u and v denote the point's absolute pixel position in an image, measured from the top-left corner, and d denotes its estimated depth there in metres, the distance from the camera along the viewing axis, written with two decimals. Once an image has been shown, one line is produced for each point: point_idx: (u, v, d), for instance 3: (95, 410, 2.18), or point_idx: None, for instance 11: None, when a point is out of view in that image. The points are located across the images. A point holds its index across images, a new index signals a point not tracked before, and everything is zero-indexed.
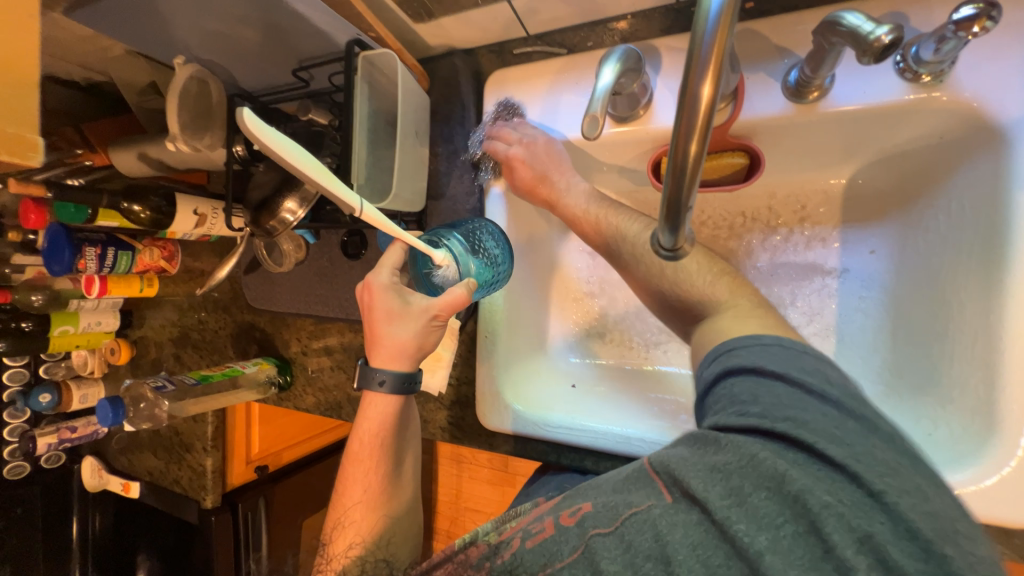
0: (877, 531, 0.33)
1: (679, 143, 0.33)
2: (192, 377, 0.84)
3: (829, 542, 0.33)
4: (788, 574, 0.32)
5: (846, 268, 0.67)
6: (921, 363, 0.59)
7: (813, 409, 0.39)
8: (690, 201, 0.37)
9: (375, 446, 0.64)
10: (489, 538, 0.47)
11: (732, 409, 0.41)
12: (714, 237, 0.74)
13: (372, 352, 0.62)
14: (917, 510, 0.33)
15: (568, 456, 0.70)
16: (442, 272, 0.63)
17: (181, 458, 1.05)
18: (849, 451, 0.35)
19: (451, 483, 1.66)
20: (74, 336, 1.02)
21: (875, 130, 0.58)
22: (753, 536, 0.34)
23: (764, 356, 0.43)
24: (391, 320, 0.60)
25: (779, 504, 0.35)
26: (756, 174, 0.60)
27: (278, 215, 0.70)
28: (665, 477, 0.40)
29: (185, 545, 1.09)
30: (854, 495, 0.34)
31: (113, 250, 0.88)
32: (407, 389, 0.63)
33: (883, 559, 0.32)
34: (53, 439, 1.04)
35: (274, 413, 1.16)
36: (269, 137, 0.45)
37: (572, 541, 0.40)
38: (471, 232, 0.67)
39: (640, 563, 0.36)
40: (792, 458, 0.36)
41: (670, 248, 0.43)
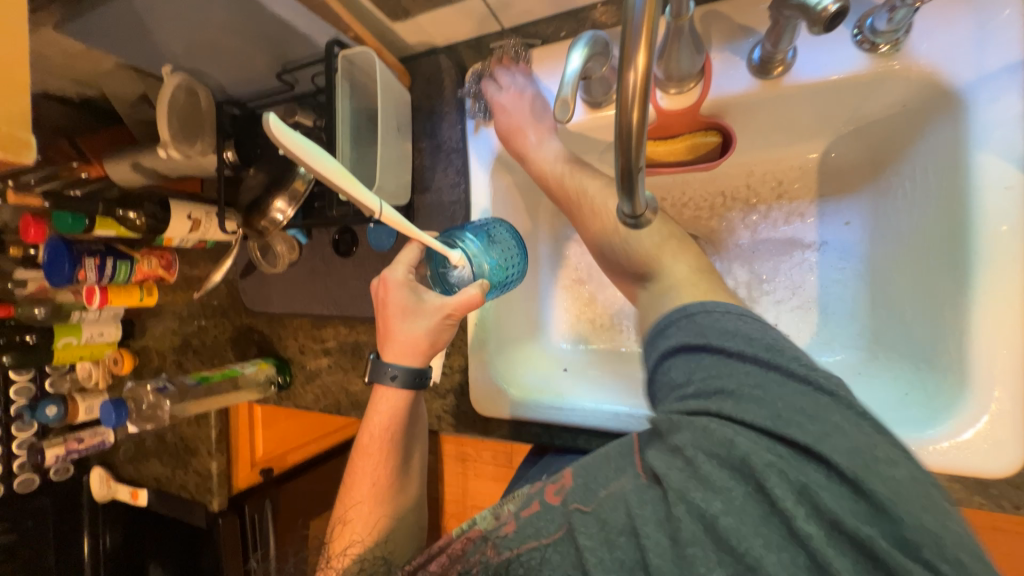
0: (813, 481, 0.33)
1: (622, 115, 0.36)
2: (192, 380, 0.87)
3: (773, 498, 0.33)
4: (741, 534, 0.33)
5: (825, 241, 0.69)
6: (897, 327, 0.61)
7: (746, 373, 0.39)
8: (642, 166, 0.39)
9: (384, 442, 0.65)
10: (485, 524, 0.43)
11: (676, 395, 0.41)
12: (697, 218, 0.76)
13: (383, 348, 0.63)
14: (854, 454, 0.33)
15: (561, 437, 0.71)
16: (458, 272, 0.64)
17: (187, 463, 1.07)
18: (776, 413, 0.36)
19: (457, 482, 1.67)
20: (78, 347, 1.04)
21: (844, 102, 0.60)
22: (708, 503, 0.34)
23: (716, 331, 0.42)
24: (405, 316, 0.61)
25: (727, 470, 0.35)
26: (731, 149, 0.62)
27: (268, 214, 0.74)
28: (642, 452, 0.41)
29: (194, 550, 1.11)
30: (791, 451, 0.35)
31: (112, 260, 0.91)
32: (418, 384, 0.64)
33: (823, 509, 0.33)
34: (62, 450, 1.07)
35: (277, 415, 1.18)
36: (297, 142, 0.45)
37: (557, 520, 0.39)
38: (485, 230, 0.68)
39: (614, 538, 0.36)
40: (733, 425, 0.36)
41: (633, 214, 0.45)
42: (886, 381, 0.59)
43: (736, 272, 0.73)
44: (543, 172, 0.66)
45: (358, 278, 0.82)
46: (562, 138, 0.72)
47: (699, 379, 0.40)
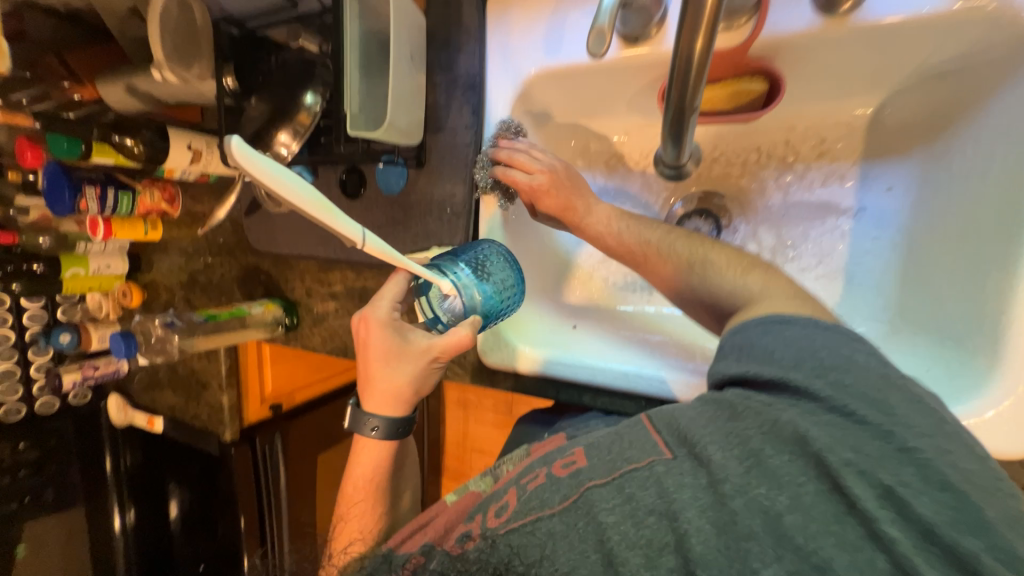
0: (899, 485, 0.33)
1: (685, 43, 0.37)
2: (199, 316, 0.86)
3: (850, 497, 0.34)
4: (808, 531, 0.34)
5: (862, 207, 0.65)
6: (929, 302, 0.58)
7: (853, 358, 0.38)
8: (695, 107, 0.43)
9: (368, 491, 0.63)
10: (482, 487, 0.51)
11: (761, 359, 0.41)
12: (726, 175, 0.73)
13: (364, 396, 0.61)
14: (961, 467, 0.33)
15: (567, 393, 0.70)
16: (448, 302, 0.59)
17: (199, 395, 1.10)
18: (886, 412, 0.35)
19: (458, 426, 1.74)
20: (86, 278, 1.04)
21: (905, 49, 0.55)
22: (773, 499, 0.35)
23: (819, 331, 0.40)
24: (388, 360, 0.58)
25: (801, 465, 0.36)
26: (778, 99, 0.58)
27: (272, 148, 0.70)
28: (669, 433, 0.41)
29: (210, 475, 1.17)
30: (883, 451, 0.34)
31: (112, 189, 0.88)
32: (400, 434, 0.62)
33: (908, 515, 0.32)
34: (79, 375, 1.09)
35: (286, 354, 1.19)
36: (266, 170, 0.41)
37: (564, 491, 0.40)
38: (479, 257, 0.63)
39: (643, 516, 0.37)
40: (821, 419, 0.36)
41: (674, 163, 0.51)
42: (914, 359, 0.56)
43: (762, 236, 0.70)
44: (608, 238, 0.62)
45: (365, 222, 0.78)
46: (591, 77, 0.67)
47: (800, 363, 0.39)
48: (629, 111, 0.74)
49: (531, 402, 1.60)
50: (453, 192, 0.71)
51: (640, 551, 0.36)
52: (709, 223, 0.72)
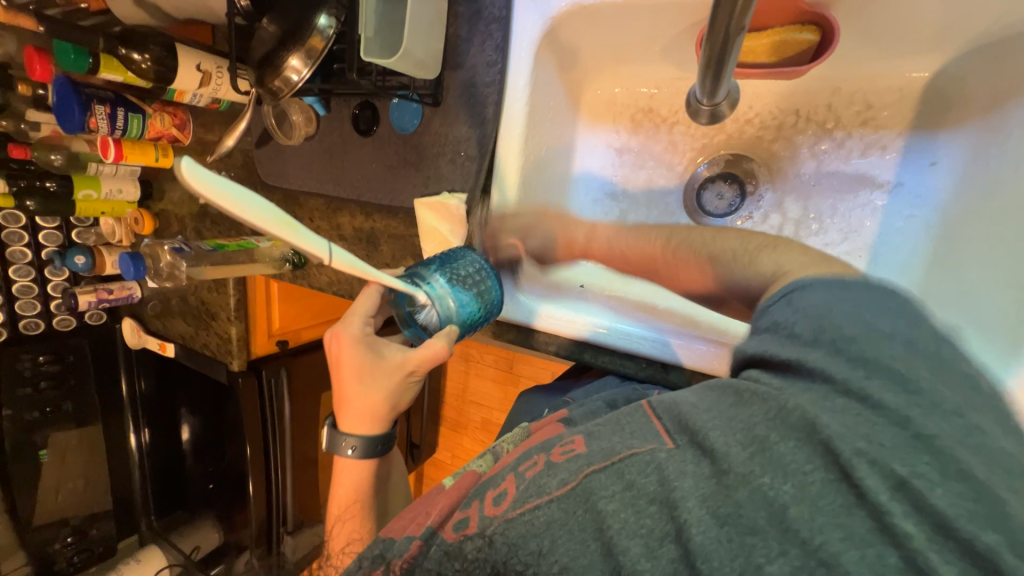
0: (916, 476, 0.30)
1: None
2: (207, 244, 0.85)
3: (861, 488, 0.31)
4: (815, 524, 0.31)
5: (900, 182, 0.62)
6: (948, 286, 0.56)
7: (873, 333, 0.35)
8: (742, 33, 0.37)
9: (355, 505, 0.62)
10: (481, 466, 0.54)
11: (782, 334, 0.38)
12: (759, 139, 0.69)
13: (339, 417, 0.59)
14: (980, 457, 0.30)
15: (568, 347, 0.68)
16: (425, 312, 0.56)
17: (209, 324, 1.13)
18: (907, 393, 0.32)
19: (459, 378, 1.78)
20: (99, 202, 1.03)
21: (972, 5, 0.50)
22: (777, 489, 0.33)
23: (835, 298, 0.38)
24: (361, 376, 0.56)
25: (811, 455, 0.33)
26: (826, 54, 0.53)
27: (282, 73, 0.66)
28: (670, 420, 0.40)
29: (220, 401, 1.22)
30: (899, 440, 0.31)
31: (123, 110, 0.87)
32: (379, 452, 0.60)
33: (926, 509, 0.30)
34: (93, 298, 1.11)
35: (294, 293, 1.21)
36: (219, 190, 0.37)
37: (563, 476, 0.38)
38: (454, 263, 0.60)
39: (642, 504, 0.35)
40: (831, 405, 0.34)
41: (709, 102, 0.48)
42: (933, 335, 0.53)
43: (788, 206, 0.68)
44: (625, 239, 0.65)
45: (377, 161, 0.76)
46: (627, 17, 0.63)
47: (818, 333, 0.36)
48: (662, 61, 0.69)
49: (532, 362, 1.62)
50: (469, 135, 0.68)
51: (639, 540, 0.34)
52: (733, 190, 0.70)
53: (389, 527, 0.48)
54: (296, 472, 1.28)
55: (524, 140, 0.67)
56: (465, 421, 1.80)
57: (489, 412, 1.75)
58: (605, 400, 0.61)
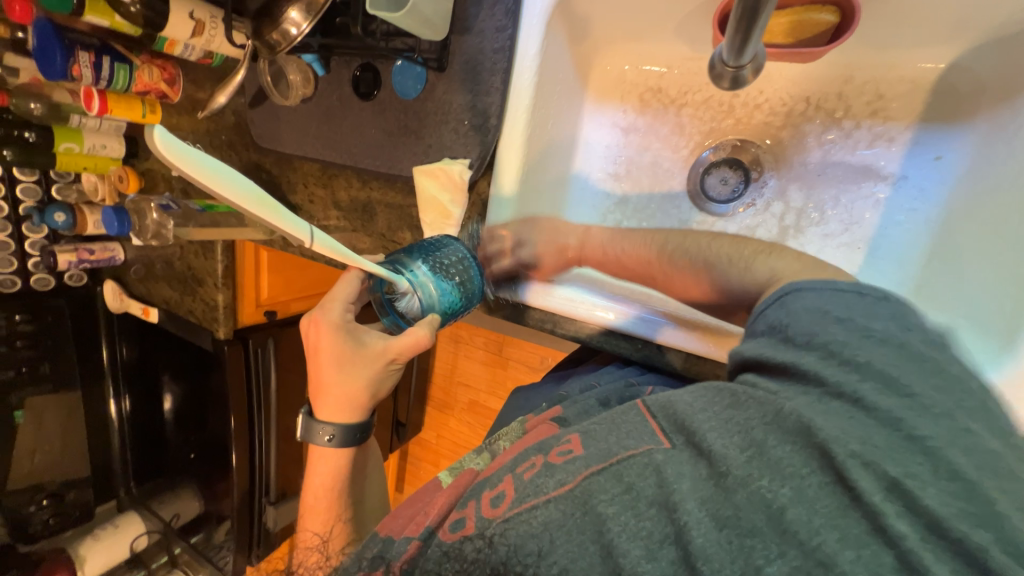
0: (909, 477, 0.30)
1: None
2: (197, 204, 0.84)
3: (857, 490, 0.30)
4: (812, 527, 0.30)
5: (904, 174, 0.62)
6: (948, 282, 0.56)
7: (863, 336, 0.35)
8: (770, 5, 0.37)
9: (331, 498, 0.60)
10: (479, 464, 0.53)
11: (778, 337, 0.38)
12: (767, 125, 0.68)
13: (318, 404, 0.58)
14: (966, 454, 0.30)
15: (564, 327, 0.66)
16: (406, 299, 0.56)
17: (194, 291, 1.10)
18: (902, 398, 0.32)
19: (448, 359, 1.78)
20: (81, 157, 0.99)
21: None
22: (775, 492, 0.32)
23: (827, 300, 0.38)
24: (341, 362, 0.55)
25: (807, 458, 0.32)
26: (846, 35, 0.52)
27: (280, 26, 0.63)
28: (666, 420, 0.38)
29: (203, 371, 1.19)
30: (889, 440, 0.31)
31: (108, 60, 0.82)
32: (357, 440, 0.60)
33: (917, 508, 0.29)
34: (74, 257, 1.09)
35: (284, 264, 1.18)
36: (201, 167, 0.37)
37: (559, 477, 0.37)
38: (436, 252, 0.60)
39: (641, 507, 0.34)
40: (825, 410, 0.33)
41: (733, 64, 0.46)
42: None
43: (792, 195, 0.67)
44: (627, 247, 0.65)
45: (376, 127, 0.74)
46: None
47: (812, 344, 0.36)
48: (676, 37, 0.68)
49: (522, 346, 1.62)
50: (474, 103, 0.66)
51: (640, 542, 0.33)
52: (737, 176, 0.70)
53: (387, 526, 0.48)
54: (280, 445, 1.27)
55: (531, 114, 0.66)
56: (452, 402, 1.80)
57: (477, 394, 1.75)
58: (598, 397, 0.59)
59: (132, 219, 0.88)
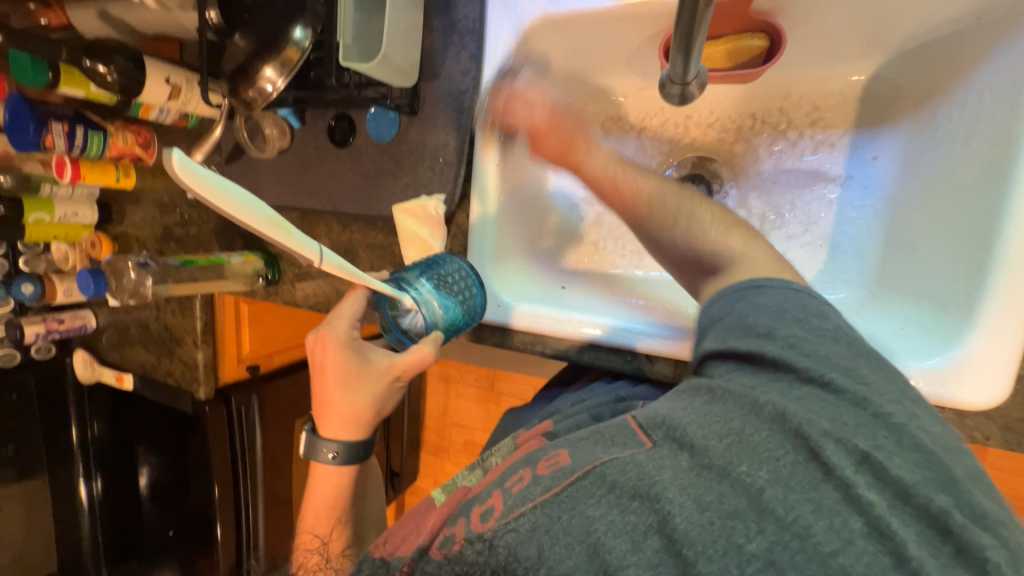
0: (875, 449, 0.33)
1: None
2: (175, 260, 0.82)
3: (829, 465, 0.32)
4: (789, 502, 0.32)
5: (850, 174, 0.67)
6: (905, 270, 0.60)
7: (824, 334, 0.39)
8: (704, 28, 0.41)
9: (330, 516, 0.60)
10: (472, 481, 0.53)
11: (745, 334, 0.41)
12: (721, 141, 0.73)
13: (321, 421, 0.59)
14: (920, 428, 0.34)
15: (553, 345, 0.68)
16: (410, 316, 0.57)
17: (172, 351, 1.07)
18: (857, 380, 0.36)
19: (439, 400, 1.74)
20: (52, 226, 0.98)
21: (905, 5, 0.56)
22: (754, 474, 0.33)
23: (784, 300, 0.42)
24: (345, 381, 0.57)
25: (782, 439, 0.34)
26: (778, 55, 0.57)
27: (256, 84, 0.66)
28: (645, 420, 0.39)
29: (182, 435, 1.14)
30: (857, 419, 0.34)
31: (81, 128, 0.83)
32: (360, 457, 0.60)
33: (884, 478, 0.32)
34: (42, 328, 1.05)
35: (265, 316, 1.17)
36: (210, 185, 0.38)
37: (546, 484, 0.37)
38: (439, 270, 0.61)
39: (627, 503, 0.34)
40: (796, 396, 0.36)
41: (680, 82, 0.50)
42: (898, 317, 0.57)
43: (753, 202, 0.71)
44: (602, 180, 0.58)
45: (353, 171, 0.76)
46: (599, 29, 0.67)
47: (773, 337, 0.39)
48: (628, 70, 0.74)
49: (513, 379, 1.60)
50: (447, 141, 0.69)
51: (624, 536, 0.33)
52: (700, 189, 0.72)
53: (381, 546, 0.47)
54: (267, 511, 1.21)
55: (498, 144, 0.70)
56: (447, 444, 1.75)
57: (472, 433, 1.71)
58: (590, 413, 0.59)
59: (109, 280, 0.86)
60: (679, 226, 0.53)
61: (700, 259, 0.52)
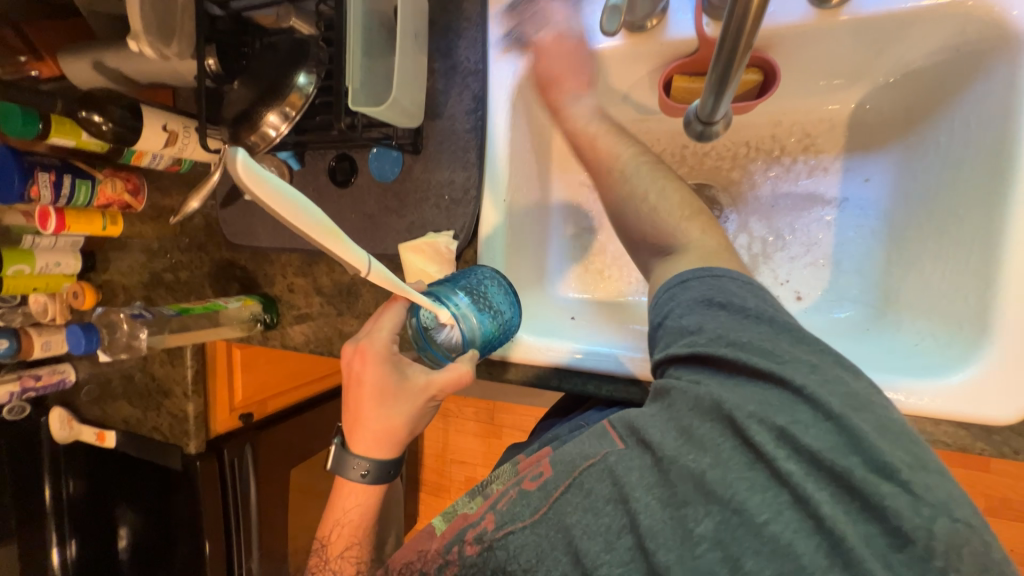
0: (791, 423, 0.35)
1: (732, 37, 0.38)
2: (170, 308, 0.79)
3: (757, 444, 0.35)
4: (727, 481, 0.35)
5: (846, 197, 0.69)
6: (911, 285, 0.62)
7: (747, 324, 0.41)
8: (738, 73, 0.43)
9: (353, 538, 0.57)
10: (473, 508, 0.45)
11: (682, 340, 0.43)
12: (718, 168, 0.75)
13: (352, 439, 0.56)
14: (839, 394, 0.36)
15: (570, 380, 0.67)
16: (447, 331, 0.57)
17: (160, 404, 1.01)
18: (775, 359, 0.38)
19: (438, 437, 1.68)
20: (31, 278, 0.91)
21: (893, 42, 0.59)
22: (697, 461, 0.37)
23: (710, 290, 0.45)
24: (382, 398, 0.54)
25: (717, 426, 0.37)
26: (771, 89, 0.60)
27: (259, 129, 0.66)
28: (622, 427, 0.42)
29: (167, 492, 1.06)
30: (778, 398, 0.37)
31: (70, 177, 0.81)
32: (390, 477, 0.58)
33: (802, 448, 0.35)
34: (17, 387, 0.97)
35: (258, 360, 1.12)
36: (276, 193, 0.35)
37: (534, 504, 0.40)
38: (473, 283, 0.61)
39: (601, 507, 0.38)
40: (732, 385, 0.39)
41: (708, 118, 0.52)
42: (920, 334, 0.58)
43: (755, 226, 0.72)
44: (581, 131, 0.63)
45: (356, 212, 0.75)
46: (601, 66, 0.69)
47: (708, 333, 0.42)
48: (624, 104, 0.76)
49: (515, 411, 1.57)
50: (452, 178, 0.70)
51: (601, 539, 0.37)
52: None
53: None
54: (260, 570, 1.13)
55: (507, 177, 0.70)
56: (447, 484, 1.67)
57: (473, 470, 1.65)
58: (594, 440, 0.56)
59: (102, 334, 0.83)
60: (647, 206, 0.57)
61: (660, 237, 0.56)
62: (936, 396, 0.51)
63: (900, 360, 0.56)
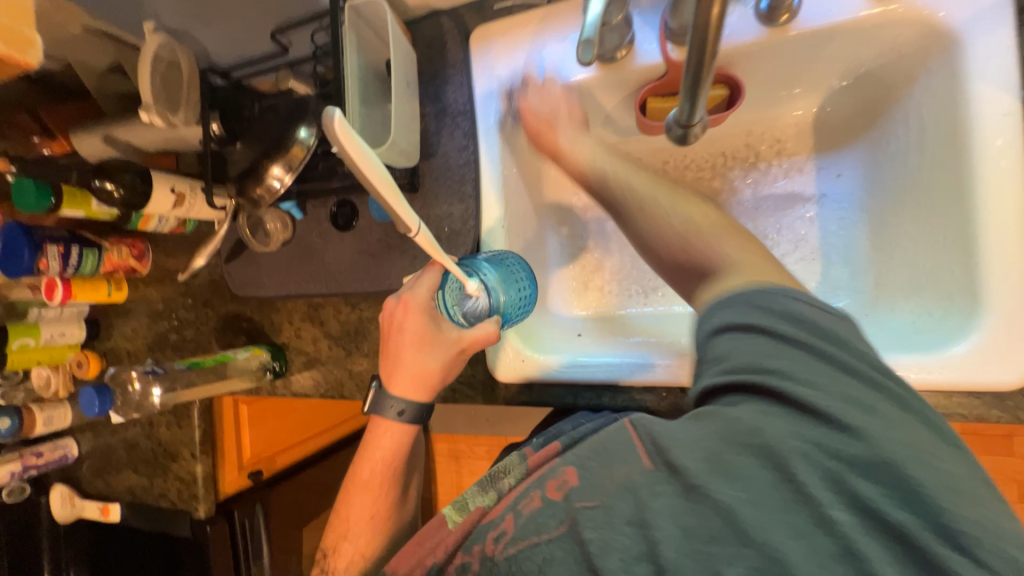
0: (845, 470, 0.35)
1: (696, 57, 0.44)
2: (181, 363, 0.78)
3: (802, 486, 0.36)
4: (763, 523, 0.36)
5: (823, 193, 0.73)
6: (900, 266, 0.64)
7: (789, 354, 0.39)
8: (708, 81, 0.48)
9: (384, 476, 0.62)
10: (487, 501, 0.52)
11: (715, 365, 0.42)
12: (699, 178, 0.79)
13: (390, 380, 0.59)
14: (896, 445, 0.35)
15: (585, 396, 0.69)
16: (473, 301, 0.60)
17: (167, 469, 0.98)
18: (829, 397, 0.37)
19: (451, 480, 1.63)
20: (35, 350, 0.91)
21: (845, 49, 0.64)
22: (730, 495, 0.37)
23: (743, 310, 0.42)
24: (419, 344, 0.57)
25: (756, 460, 0.37)
26: (739, 100, 0.66)
27: (265, 182, 0.69)
28: (649, 443, 0.43)
29: (175, 563, 1.02)
30: (823, 436, 0.36)
31: (77, 248, 0.82)
32: (423, 419, 0.61)
33: (849, 492, 0.35)
34: (18, 466, 0.95)
35: (264, 414, 1.10)
36: (362, 149, 0.41)
37: (559, 516, 0.44)
38: (499, 259, 0.63)
39: (620, 526, 0.40)
40: (768, 413, 0.38)
41: (686, 124, 0.56)
42: (914, 307, 0.60)
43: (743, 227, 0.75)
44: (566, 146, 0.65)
45: (360, 252, 0.79)
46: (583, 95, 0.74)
47: (748, 359, 0.40)
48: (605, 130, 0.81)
49: None
50: (451, 211, 0.73)
51: (616, 555, 0.39)
52: None
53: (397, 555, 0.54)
54: None
55: (503, 206, 0.73)
56: None
57: None
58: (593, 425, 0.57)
59: (115, 395, 0.82)
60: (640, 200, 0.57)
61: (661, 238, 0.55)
62: (942, 365, 0.53)
63: (895, 339, 0.58)
